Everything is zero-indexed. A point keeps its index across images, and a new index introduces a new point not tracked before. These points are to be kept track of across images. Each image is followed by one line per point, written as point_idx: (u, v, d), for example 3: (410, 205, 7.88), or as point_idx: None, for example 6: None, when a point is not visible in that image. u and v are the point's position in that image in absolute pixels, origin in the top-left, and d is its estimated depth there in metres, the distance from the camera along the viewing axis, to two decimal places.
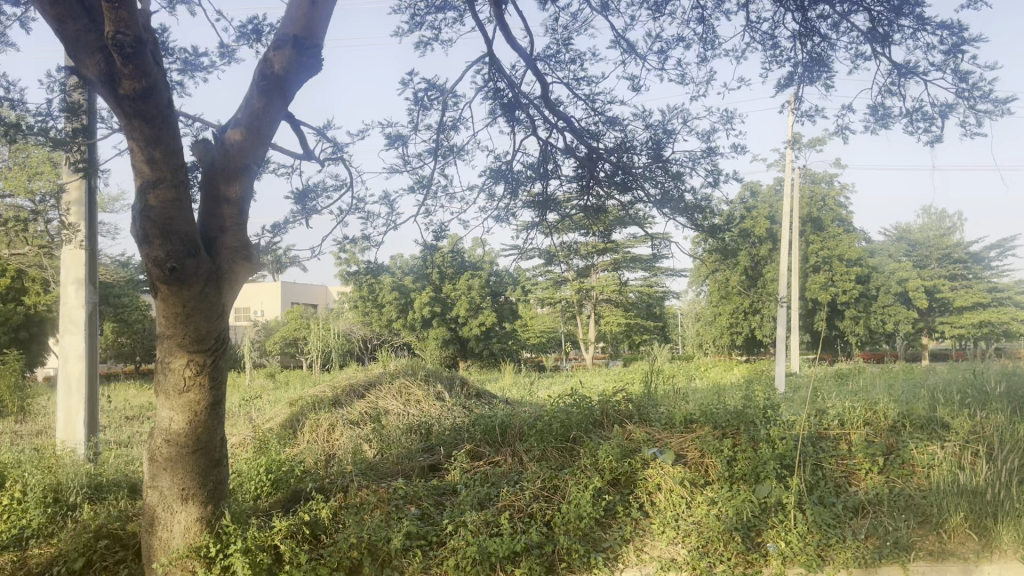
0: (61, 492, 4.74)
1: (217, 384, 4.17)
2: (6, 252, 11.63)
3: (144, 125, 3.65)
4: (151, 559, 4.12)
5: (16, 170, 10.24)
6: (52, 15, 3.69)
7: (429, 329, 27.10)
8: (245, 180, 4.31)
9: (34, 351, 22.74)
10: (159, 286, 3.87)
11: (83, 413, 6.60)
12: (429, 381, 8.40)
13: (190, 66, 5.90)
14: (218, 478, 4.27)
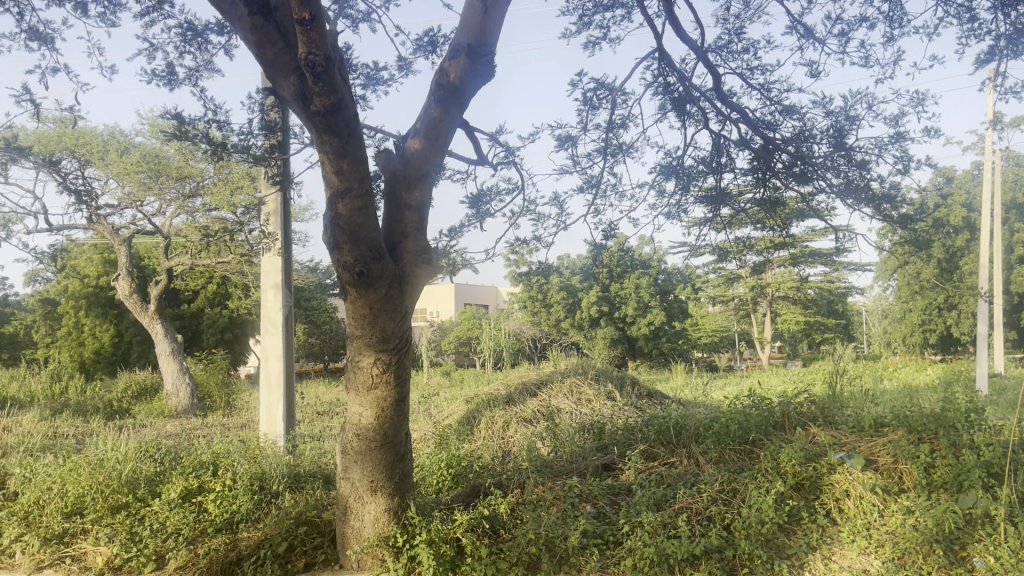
0: (266, 480, 5.15)
1: (401, 382, 4.36)
2: (214, 260, 12.80)
3: (333, 139, 3.90)
4: (345, 546, 4.38)
5: (222, 185, 11.23)
6: (253, 41, 4.00)
7: (597, 328, 27.10)
8: (424, 187, 4.50)
9: (237, 351, 24.83)
10: (349, 289, 4.11)
11: (281, 409, 7.12)
12: (600, 380, 8.40)
13: (372, 81, 6.22)
14: (403, 471, 4.47)
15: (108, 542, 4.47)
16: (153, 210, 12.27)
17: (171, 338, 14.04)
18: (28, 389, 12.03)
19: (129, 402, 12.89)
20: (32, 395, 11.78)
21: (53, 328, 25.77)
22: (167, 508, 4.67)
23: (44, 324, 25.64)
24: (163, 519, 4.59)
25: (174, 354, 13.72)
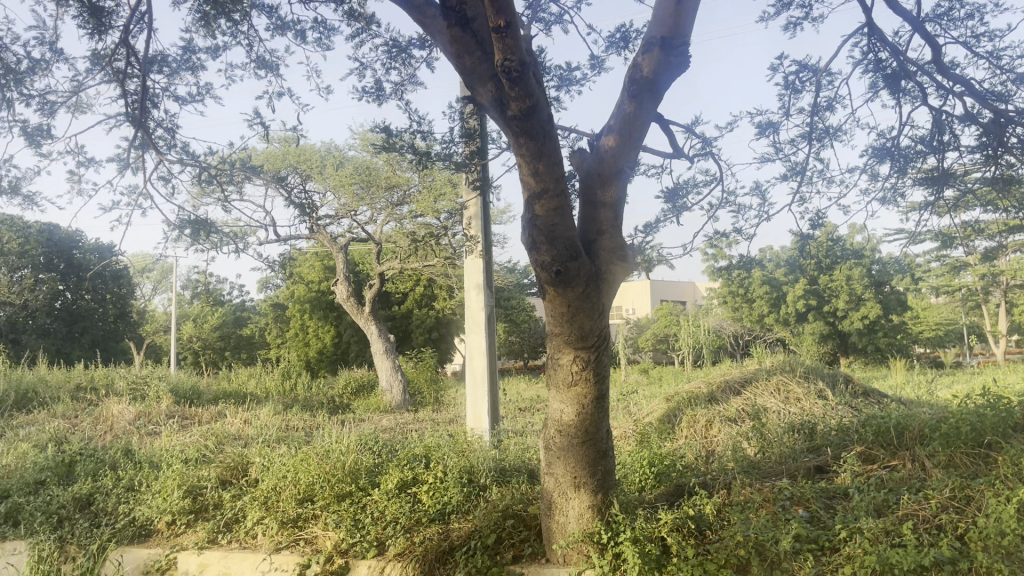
0: (475, 473, 5.37)
1: (602, 379, 4.36)
2: (421, 264, 13.47)
3: (530, 141, 3.99)
4: (551, 541, 4.46)
5: (426, 193, 11.79)
6: (452, 52, 4.17)
7: (805, 323, 25.78)
8: (619, 184, 4.48)
9: (443, 350, 25.98)
10: (548, 288, 4.19)
11: (486, 405, 7.36)
12: (809, 378, 7.98)
13: (565, 81, 6.28)
14: (606, 468, 4.47)
15: (335, 527, 4.83)
16: (366, 219, 13.14)
17: (384, 337, 14.96)
18: (263, 385, 13.28)
19: (349, 398, 13.87)
20: (267, 390, 12.99)
21: (283, 330, 28.29)
22: (385, 497, 4.98)
23: (275, 326, 28.21)
24: (382, 508, 4.90)
25: (387, 353, 14.61)
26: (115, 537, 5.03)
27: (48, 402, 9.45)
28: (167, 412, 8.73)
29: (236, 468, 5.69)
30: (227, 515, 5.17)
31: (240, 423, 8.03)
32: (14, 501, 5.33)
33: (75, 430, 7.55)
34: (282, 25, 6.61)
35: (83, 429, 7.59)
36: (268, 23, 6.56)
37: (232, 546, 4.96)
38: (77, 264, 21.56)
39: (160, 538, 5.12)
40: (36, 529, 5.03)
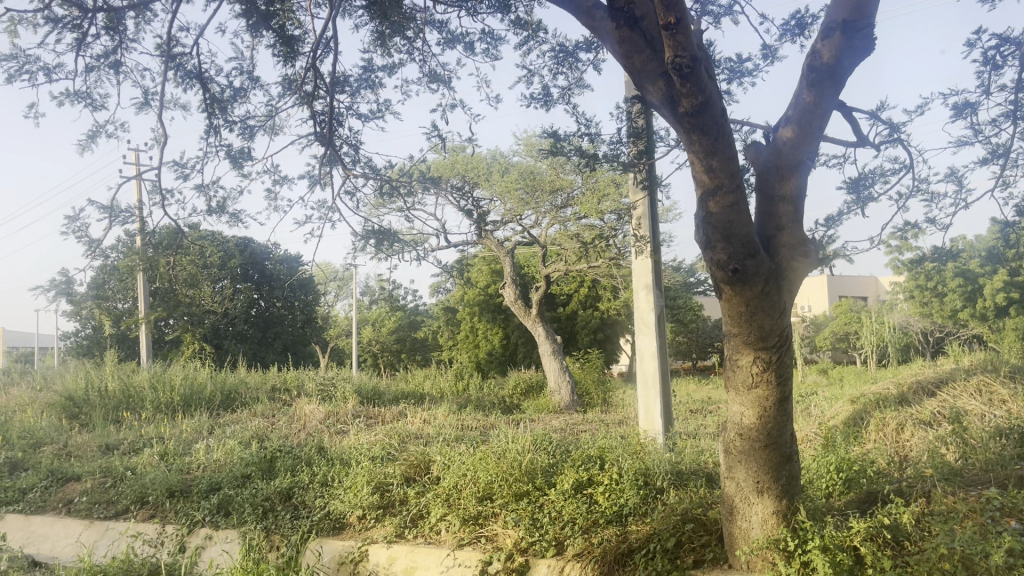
0: (651, 476, 5.31)
1: (784, 380, 4.19)
2: (587, 265, 13.52)
3: (702, 137, 3.92)
4: (733, 546, 4.33)
5: (592, 194, 11.82)
6: (621, 53, 4.16)
7: (1006, 318, 23.69)
8: (799, 176, 4.30)
9: (609, 351, 25.90)
10: (724, 287, 4.08)
11: (659, 407, 7.26)
12: (1016, 378, 7.30)
13: (735, 73, 6.10)
14: (791, 473, 4.30)
15: (515, 525, 4.93)
16: (532, 223, 13.33)
17: (552, 339, 15.13)
18: (438, 386, 13.78)
19: (520, 398, 14.15)
20: (442, 391, 13.46)
21: (453, 333, 29.23)
22: (562, 497, 5.03)
23: (446, 329, 29.20)
24: (559, 508, 4.95)
25: (555, 354, 14.76)
26: (313, 529, 5.37)
27: (249, 402, 10.27)
28: (354, 412, 9.25)
29: (418, 466, 5.92)
30: (412, 510, 5.41)
31: (419, 422, 8.37)
32: (224, 493, 5.81)
33: (273, 428, 8.15)
34: (452, 39, 6.87)
35: (280, 427, 8.19)
36: (441, 38, 6.83)
37: (418, 541, 5.17)
38: (268, 274, 23.28)
39: (352, 531, 5.41)
40: (244, 519, 5.47)
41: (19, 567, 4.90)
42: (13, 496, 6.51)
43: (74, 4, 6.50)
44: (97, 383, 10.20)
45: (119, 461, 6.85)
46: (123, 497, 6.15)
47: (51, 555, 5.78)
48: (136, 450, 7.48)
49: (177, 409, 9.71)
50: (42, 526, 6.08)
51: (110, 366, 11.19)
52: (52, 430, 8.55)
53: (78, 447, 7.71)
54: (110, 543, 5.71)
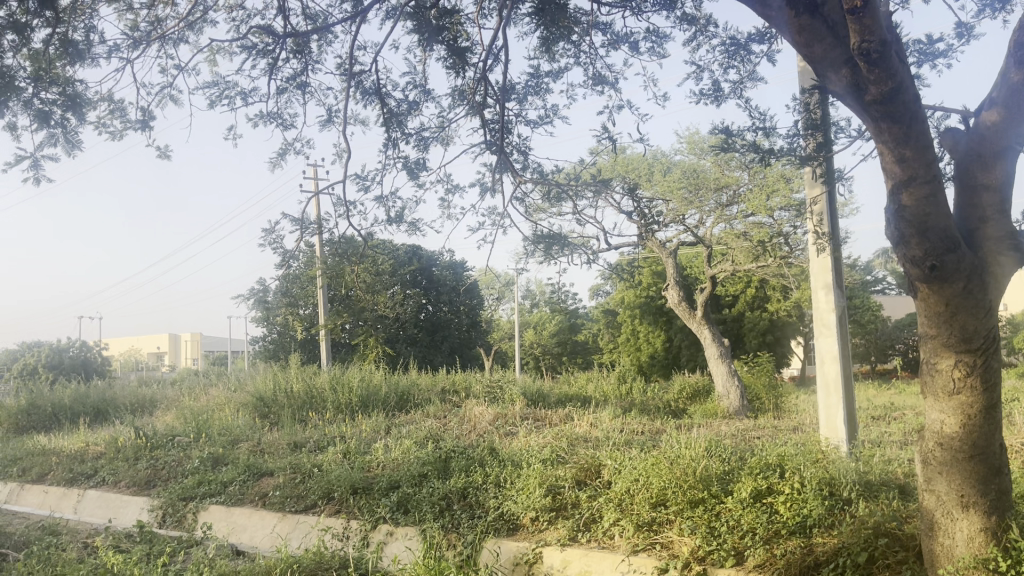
0: (836, 486, 5.04)
1: (991, 386, 3.85)
2: (756, 265, 13.07)
3: (893, 126, 3.69)
4: (934, 565, 4.01)
5: (760, 192, 11.44)
6: (800, 42, 3.98)
7: None
8: (1006, 162, 3.95)
9: (779, 354, 24.88)
10: (920, 285, 3.82)
11: (842, 413, 6.87)
12: None
13: (925, 56, 5.70)
14: (1001, 487, 3.94)
15: (691, 533, 4.80)
16: (695, 223, 13.00)
17: (718, 341, 14.72)
18: (602, 389, 13.74)
19: (687, 402, 13.86)
20: (606, 394, 13.42)
21: (614, 336, 29.10)
22: (741, 506, 4.85)
23: (606, 332, 29.12)
24: (738, 517, 4.78)
25: (723, 357, 14.35)
26: (487, 529, 5.47)
27: (421, 403, 10.66)
28: (522, 414, 9.39)
29: (589, 470, 5.90)
30: (585, 514, 5.39)
31: (587, 425, 8.37)
32: (403, 491, 6.04)
33: (445, 429, 8.42)
34: (617, 40, 6.85)
35: (452, 428, 8.46)
36: (607, 40, 6.83)
37: (591, 544, 5.15)
38: (434, 280, 24.11)
39: (525, 533, 5.47)
40: (423, 517, 5.66)
41: (225, 554, 5.31)
42: (216, 488, 7.08)
43: (266, 31, 7.03)
44: (284, 384, 10.93)
45: (307, 458, 7.30)
46: (311, 492, 6.53)
47: (251, 544, 6.24)
48: (321, 448, 7.94)
49: (355, 409, 10.24)
50: (241, 517, 6.57)
51: (295, 368, 11.97)
52: (247, 428, 9.25)
53: (271, 444, 8.28)
54: (301, 536, 6.08)
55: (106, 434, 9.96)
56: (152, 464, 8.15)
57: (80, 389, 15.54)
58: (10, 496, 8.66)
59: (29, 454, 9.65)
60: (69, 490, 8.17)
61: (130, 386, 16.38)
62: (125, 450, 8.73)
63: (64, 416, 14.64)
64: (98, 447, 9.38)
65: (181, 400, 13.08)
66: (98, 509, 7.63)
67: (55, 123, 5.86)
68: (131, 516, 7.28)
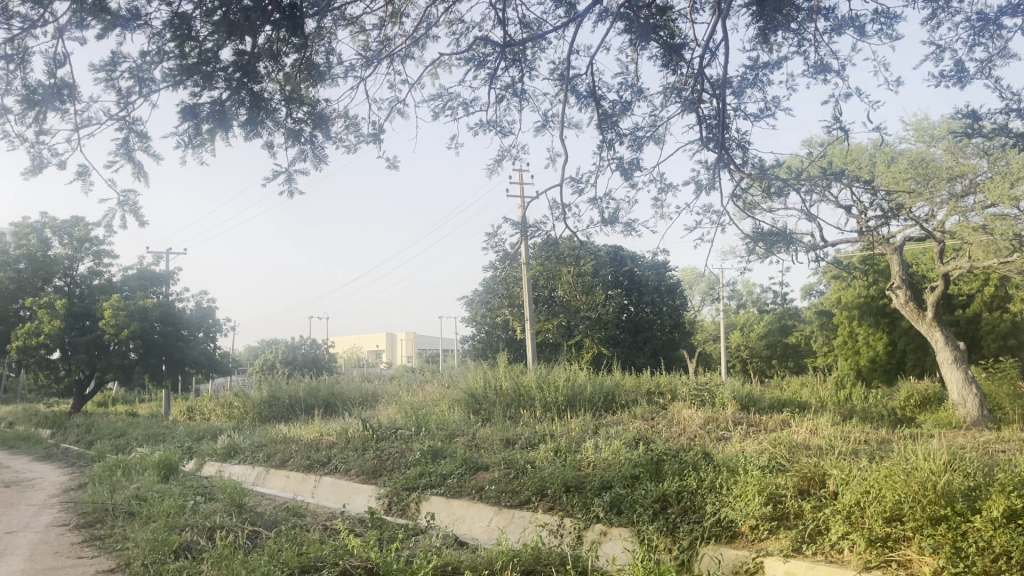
0: None
1: None
2: (999, 260, 11.87)
3: None
4: None
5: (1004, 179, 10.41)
6: None
7: None
8: None
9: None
10: None
11: None
12: None
13: None
14: None
15: (934, 552, 4.43)
16: (926, 216, 12.01)
17: (953, 345, 13.54)
18: (818, 394, 13.02)
19: (916, 410, 12.85)
20: (823, 399, 12.71)
21: (830, 339, 27.49)
22: (991, 526, 4.39)
23: (820, 334, 27.60)
24: (989, 538, 4.34)
25: (958, 362, 13.18)
26: (704, 535, 5.37)
27: (629, 403, 10.64)
28: (735, 418, 9.10)
29: (813, 479, 5.60)
30: (809, 525, 5.12)
31: (806, 432, 7.98)
32: (616, 492, 6.03)
33: (654, 431, 8.34)
34: (844, 25, 6.49)
35: (662, 430, 8.37)
36: (831, 26, 6.48)
37: (818, 558, 4.89)
38: (638, 281, 23.93)
39: (744, 541, 5.31)
40: (637, 519, 5.65)
41: (449, 544, 5.56)
42: (436, 480, 7.46)
43: (485, 41, 7.32)
44: (495, 382, 11.30)
45: (520, 454, 7.50)
46: (525, 487, 6.70)
47: (471, 535, 6.51)
48: (533, 446, 8.13)
49: (563, 409, 10.38)
50: (460, 509, 6.87)
51: (504, 366, 12.32)
52: (462, 423, 9.65)
53: (485, 439, 8.59)
54: (519, 531, 6.26)
55: (336, 425, 10.78)
56: (378, 455, 8.72)
57: (313, 383, 16.94)
58: (258, 479, 9.61)
59: (273, 441, 10.65)
60: (307, 475, 8.93)
61: (355, 381, 17.64)
62: (354, 441, 9.41)
63: (299, 408, 16.02)
64: (330, 437, 10.18)
65: (400, 395, 13.91)
66: (333, 495, 8.28)
67: (305, 140, 6.42)
68: (361, 502, 7.83)
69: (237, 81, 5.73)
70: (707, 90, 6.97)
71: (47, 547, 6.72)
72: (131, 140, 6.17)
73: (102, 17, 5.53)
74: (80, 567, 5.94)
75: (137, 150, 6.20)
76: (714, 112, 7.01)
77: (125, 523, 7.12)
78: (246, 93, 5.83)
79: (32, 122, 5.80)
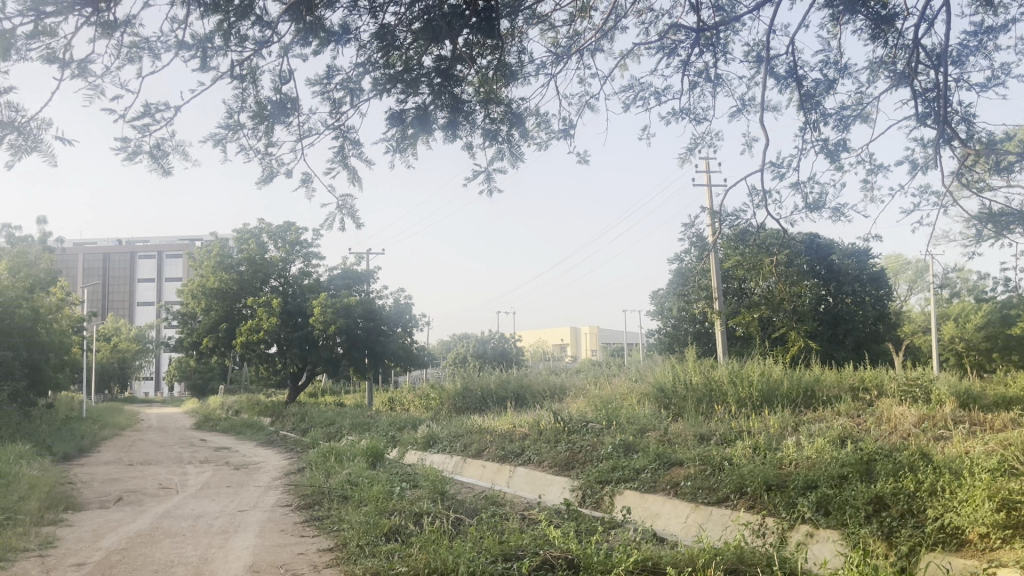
0: None
1: None
2: None
3: None
4: None
5: None
6: None
7: None
8: None
9: None
10: None
11: None
12: None
13: None
14: None
15: None
16: None
17: None
18: None
19: None
20: None
21: None
22: None
23: None
24: None
25: None
26: (927, 542, 4.98)
27: (830, 399, 10.08)
28: (953, 417, 8.37)
29: None
30: None
31: None
32: (823, 492, 5.73)
33: (861, 430, 7.82)
34: None
35: (869, 428, 7.85)
36: None
37: None
38: (836, 270, 21.95)
39: (974, 551, 4.86)
40: (849, 521, 5.34)
41: (649, 539, 5.53)
42: (630, 474, 7.44)
43: (677, 29, 7.21)
44: (686, 376, 11.10)
45: (716, 450, 7.28)
46: (723, 485, 6.52)
47: (669, 531, 6.44)
48: (728, 442, 7.89)
49: (758, 405, 10.01)
50: (656, 505, 6.81)
51: (693, 361, 12.04)
52: (653, 417, 9.54)
53: (678, 435, 8.44)
54: (719, 528, 6.11)
55: (529, 417, 11.01)
56: (571, 447, 8.81)
57: (503, 376, 17.39)
58: (456, 468, 10.02)
59: (469, 431, 11.03)
60: (502, 466, 9.19)
61: (543, 374, 17.95)
62: (547, 433, 9.57)
63: (491, 401, 16.51)
64: (523, 428, 10.42)
65: (589, 388, 13.99)
66: (528, 485, 8.48)
67: (502, 140, 6.61)
68: (556, 494, 7.96)
69: (439, 85, 5.98)
70: (922, 62, 6.48)
71: (274, 525, 7.36)
72: (346, 148, 6.61)
73: (318, 35, 5.97)
74: (303, 544, 6.47)
75: (352, 157, 6.63)
76: (931, 84, 6.53)
77: (340, 505, 7.67)
78: (448, 97, 6.07)
79: (262, 135, 6.35)
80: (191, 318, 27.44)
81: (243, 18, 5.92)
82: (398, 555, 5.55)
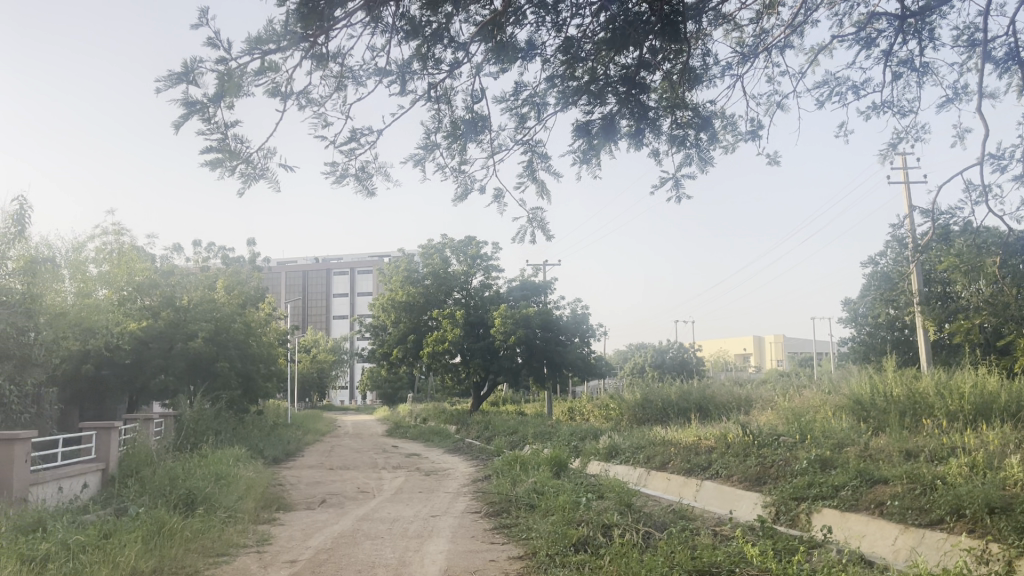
0: None
1: None
2: None
3: None
4: None
5: None
6: None
7: None
8: None
9: None
10: None
11: None
12: None
13: None
14: None
15: None
16: None
17: None
18: None
19: None
20: None
21: None
22: None
23: None
24: None
25: None
26: None
27: None
28: None
29: None
30: None
31: None
32: None
33: None
34: None
35: None
36: None
37: None
38: None
39: None
40: None
41: (854, 561, 5.19)
42: (828, 491, 7.04)
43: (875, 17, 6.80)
44: (886, 388, 10.37)
45: (926, 468, 6.72)
46: (937, 505, 6.01)
47: (876, 553, 6.02)
48: (940, 460, 7.28)
49: (972, 419, 9.16)
50: (860, 525, 6.40)
51: (894, 371, 11.22)
52: (851, 430, 8.97)
53: (880, 450, 7.88)
54: (935, 553, 5.63)
55: (715, 430, 10.69)
56: (762, 461, 8.44)
57: (686, 387, 16.99)
58: (641, 480, 9.90)
59: (653, 443, 10.84)
60: (688, 480, 8.99)
61: (728, 385, 17.36)
62: (734, 446, 9.24)
63: (673, 412, 16.17)
64: (709, 440, 10.12)
65: (778, 400, 13.37)
66: (717, 500, 8.22)
67: (690, 144, 6.47)
68: (747, 510, 7.67)
69: (625, 93, 5.97)
70: None
71: (466, 531, 7.57)
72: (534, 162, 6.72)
73: (507, 53, 6.14)
74: (495, 551, 6.59)
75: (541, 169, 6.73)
76: None
77: (528, 514, 7.77)
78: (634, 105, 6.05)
79: (456, 152, 6.62)
80: (381, 331, 28.94)
81: (437, 43, 6.18)
82: (586, 567, 5.55)
